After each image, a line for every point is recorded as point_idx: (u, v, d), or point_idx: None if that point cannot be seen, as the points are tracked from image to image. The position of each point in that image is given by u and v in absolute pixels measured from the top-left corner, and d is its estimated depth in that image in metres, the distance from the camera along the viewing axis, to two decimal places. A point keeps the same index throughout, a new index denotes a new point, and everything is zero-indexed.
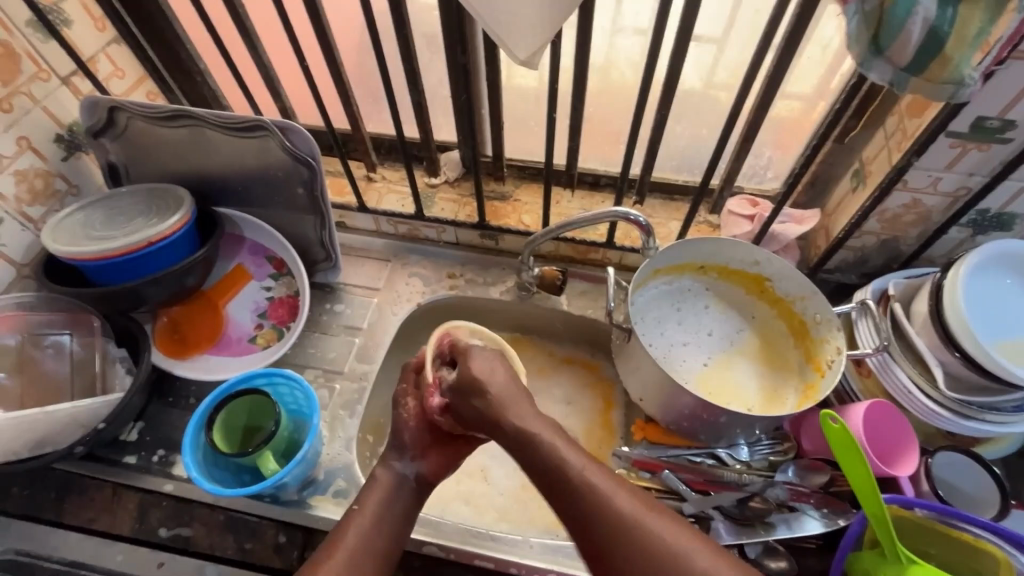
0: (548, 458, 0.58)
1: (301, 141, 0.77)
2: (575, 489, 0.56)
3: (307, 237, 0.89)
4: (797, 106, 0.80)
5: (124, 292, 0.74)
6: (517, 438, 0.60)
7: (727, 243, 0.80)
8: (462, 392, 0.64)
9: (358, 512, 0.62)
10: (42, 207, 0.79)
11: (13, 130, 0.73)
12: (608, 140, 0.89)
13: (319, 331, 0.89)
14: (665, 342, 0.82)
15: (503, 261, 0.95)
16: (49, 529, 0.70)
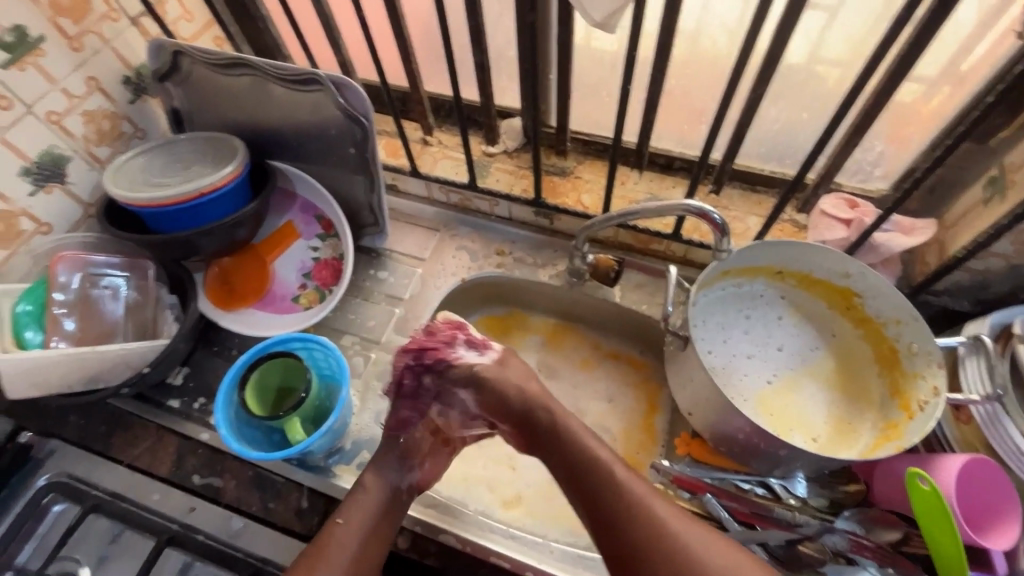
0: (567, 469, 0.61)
1: (356, 99, 0.73)
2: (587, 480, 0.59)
3: (356, 198, 0.87)
4: (920, 92, 0.66)
5: (176, 241, 0.75)
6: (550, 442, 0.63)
7: (815, 249, 0.70)
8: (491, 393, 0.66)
9: (335, 538, 0.60)
10: (108, 148, 0.80)
11: (82, 70, 0.74)
12: (688, 119, 0.79)
13: (360, 297, 0.87)
14: (728, 351, 0.73)
15: (556, 242, 0.89)
16: (99, 459, 0.74)
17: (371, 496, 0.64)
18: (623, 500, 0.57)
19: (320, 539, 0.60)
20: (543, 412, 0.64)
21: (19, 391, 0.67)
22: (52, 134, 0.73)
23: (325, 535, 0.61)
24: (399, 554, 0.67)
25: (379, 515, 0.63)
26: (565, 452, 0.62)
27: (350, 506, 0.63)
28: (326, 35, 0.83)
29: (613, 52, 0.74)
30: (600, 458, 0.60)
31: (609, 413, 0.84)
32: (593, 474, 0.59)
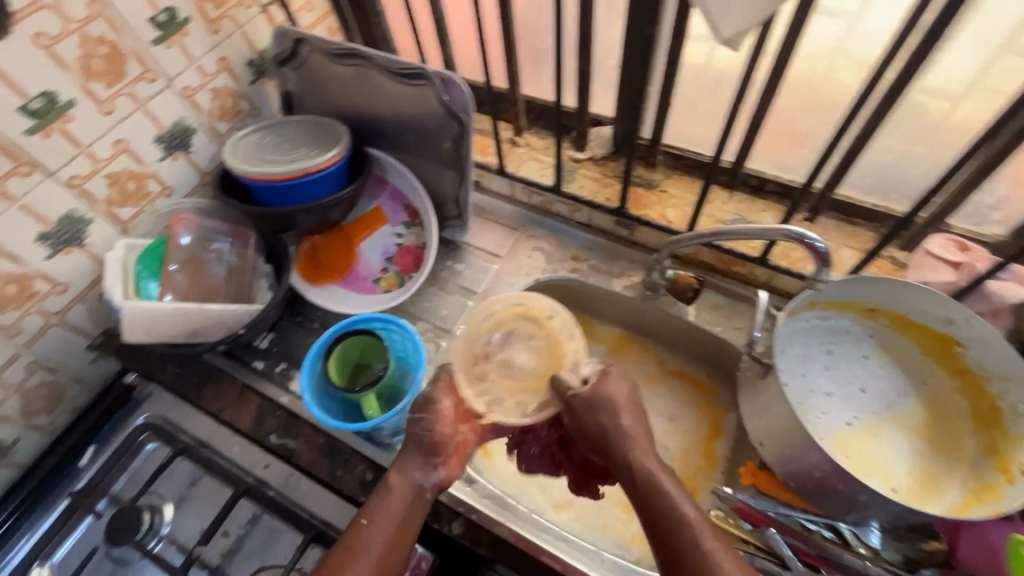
0: (650, 515, 0.57)
1: (459, 96, 0.77)
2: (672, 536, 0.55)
3: (444, 190, 0.90)
4: None
5: (279, 215, 0.80)
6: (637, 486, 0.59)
7: (922, 291, 0.65)
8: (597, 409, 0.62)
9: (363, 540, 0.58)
10: (227, 123, 0.87)
11: (216, 50, 0.80)
12: (787, 143, 0.77)
13: (436, 286, 0.90)
14: (805, 385, 0.71)
15: (634, 254, 0.88)
16: (190, 407, 0.81)
17: (395, 499, 0.61)
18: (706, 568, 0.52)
19: (349, 535, 0.59)
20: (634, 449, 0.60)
21: (132, 335, 0.73)
22: (185, 107, 0.80)
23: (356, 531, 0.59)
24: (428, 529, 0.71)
25: (401, 518, 0.60)
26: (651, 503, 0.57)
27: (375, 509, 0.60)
28: (434, 31, 0.87)
29: (720, 67, 0.73)
30: (685, 518, 0.55)
31: (670, 431, 0.83)
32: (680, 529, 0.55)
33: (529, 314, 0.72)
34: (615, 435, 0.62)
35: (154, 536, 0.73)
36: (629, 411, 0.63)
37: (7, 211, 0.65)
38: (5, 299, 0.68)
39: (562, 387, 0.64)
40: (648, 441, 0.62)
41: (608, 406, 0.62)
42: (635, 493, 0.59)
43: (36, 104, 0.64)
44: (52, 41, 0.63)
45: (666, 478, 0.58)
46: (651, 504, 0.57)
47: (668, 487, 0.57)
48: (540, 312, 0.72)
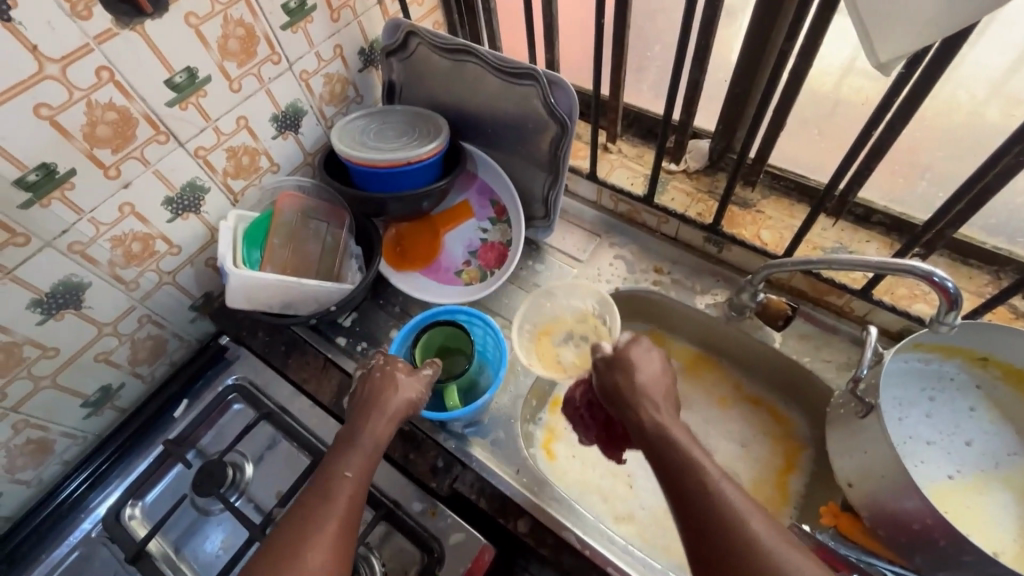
0: (664, 460, 0.55)
1: (564, 98, 0.77)
2: (680, 474, 0.52)
3: (533, 190, 0.91)
4: None
5: (376, 200, 0.83)
6: (650, 439, 0.57)
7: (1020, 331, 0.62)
8: (624, 375, 0.62)
9: (336, 486, 0.58)
10: (334, 108, 0.91)
11: (334, 38, 0.84)
12: (905, 174, 0.73)
13: (516, 284, 0.91)
14: (902, 431, 0.68)
15: (720, 271, 0.86)
16: (274, 372, 0.85)
17: (364, 443, 0.62)
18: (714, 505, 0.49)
19: (322, 478, 0.59)
20: (650, 400, 0.60)
21: (234, 301, 0.78)
22: (300, 90, 0.83)
23: (327, 475, 0.59)
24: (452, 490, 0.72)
25: (371, 458, 0.61)
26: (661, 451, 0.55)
27: (343, 456, 0.61)
28: (542, 32, 0.87)
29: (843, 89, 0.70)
30: (697, 461, 0.52)
31: (742, 458, 0.81)
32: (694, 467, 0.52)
33: (584, 318, 0.83)
34: (630, 393, 0.61)
35: (235, 491, 0.77)
36: (649, 372, 0.62)
37: (142, 174, 0.70)
38: (130, 256, 0.74)
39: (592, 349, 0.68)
40: (667, 402, 0.60)
41: (626, 366, 0.63)
42: (649, 449, 0.57)
43: (179, 79, 0.68)
44: (199, 21, 0.67)
45: (677, 430, 0.56)
46: (665, 459, 0.54)
47: (677, 435, 0.56)
48: (591, 314, 0.83)
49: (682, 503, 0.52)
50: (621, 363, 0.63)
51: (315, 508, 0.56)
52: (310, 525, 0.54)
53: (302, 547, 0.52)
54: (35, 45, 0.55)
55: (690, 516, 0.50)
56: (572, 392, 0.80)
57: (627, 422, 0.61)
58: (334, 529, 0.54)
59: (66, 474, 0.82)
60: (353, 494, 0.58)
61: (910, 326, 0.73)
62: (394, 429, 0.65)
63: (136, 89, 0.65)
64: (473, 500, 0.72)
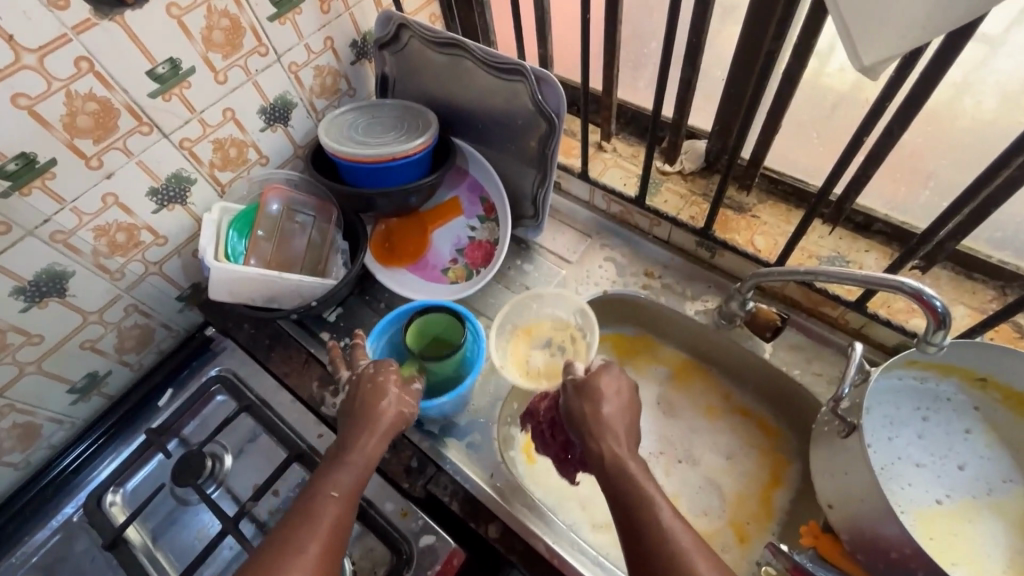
0: (619, 494, 0.55)
1: (552, 95, 0.75)
2: (632, 509, 0.53)
3: (523, 188, 0.89)
4: None
5: (361, 196, 0.82)
6: (608, 473, 0.57)
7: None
8: (592, 402, 0.61)
9: (322, 503, 0.57)
10: (325, 101, 0.90)
11: (324, 30, 0.83)
12: (907, 181, 0.69)
13: (503, 283, 0.90)
14: (891, 450, 0.65)
15: (712, 277, 0.84)
16: (258, 365, 0.85)
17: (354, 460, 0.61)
18: (659, 539, 0.50)
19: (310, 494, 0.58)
20: (613, 430, 0.59)
21: (217, 294, 0.78)
22: (289, 82, 0.83)
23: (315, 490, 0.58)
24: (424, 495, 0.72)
25: (360, 476, 0.60)
26: (617, 485, 0.55)
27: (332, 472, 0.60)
28: (536, 26, 0.85)
29: (842, 90, 0.67)
30: (648, 495, 0.53)
31: (725, 470, 0.79)
32: (643, 500, 0.53)
33: (563, 327, 0.83)
34: (593, 422, 0.60)
35: (213, 482, 0.77)
36: (617, 400, 0.61)
37: (126, 165, 0.70)
38: (114, 246, 0.74)
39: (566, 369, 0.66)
40: (630, 432, 0.60)
41: (593, 394, 0.61)
42: (604, 480, 0.57)
43: (162, 70, 0.68)
44: (182, 12, 0.66)
45: (634, 462, 0.56)
46: (621, 494, 0.54)
47: (633, 467, 0.56)
48: (571, 325, 0.82)
49: (629, 537, 0.52)
50: (590, 389, 0.62)
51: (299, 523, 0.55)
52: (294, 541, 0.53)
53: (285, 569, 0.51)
54: (12, 35, 0.55)
55: (636, 550, 0.51)
56: (538, 405, 0.73)
57: (586, 450, 0.60)
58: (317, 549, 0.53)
59: (54, 458, 0.83)
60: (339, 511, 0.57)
61: (907, 342, 0.70)
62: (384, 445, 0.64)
63: (118, 81, 0.65)
64: (445, 503, 0.71)
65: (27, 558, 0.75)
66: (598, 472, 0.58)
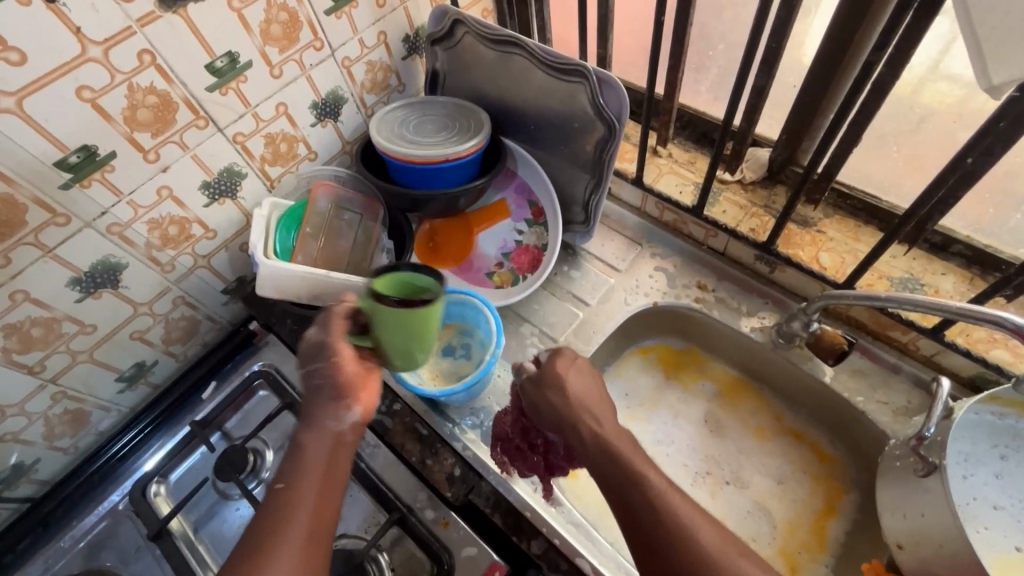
0: (610, 479, 0.54)
1: (613, 98, 0.73)
2: (628, 487, 0.52)
3: (574, 193, 0.86)
4: None
5: (410, 196, 0.81)
6: (589, 456, 0.56)
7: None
8: (561, 388, 0.61)
9: (284, 501, 0.52)
10: (374, 97, 0.89)
11: (378, 25, 0.81)
12: (997, 204, 0.65)
13: (549, 290, 0.87)
14: (967, 491, 0.61)
15: (770, 293, 0.80)
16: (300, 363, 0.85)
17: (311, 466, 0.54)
18: (664, 518, 0.49)
19: (265, 517, 0.51)
20: (588, 412, 0.59)
21: (265, 291, 0.76)
22: (341, 77, 0.81)
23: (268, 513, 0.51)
24: (461, 506, 0.71)
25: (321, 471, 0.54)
26: (603, 469, 0.55)
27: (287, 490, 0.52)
28: (597, 25, 0.82)
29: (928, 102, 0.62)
30: (643, 472, 0.52)
31: (776, 495, 0.75)
32: (642, 482, 0.51)
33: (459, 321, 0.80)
34: (564, 407, 0.60)
35: (254, 478, 0.77)
36: (579, 380, 0.61)
37: (181, 159, 0.70)
38: (167, 239, 0.74)
39: (518, 369, 0.66)
40: (605, 407, 0.60)
41: (556, 381, 0.61)
42: (590, 459, 0.57)
43: (220, 63, 0.67)
44: (242, 5, 0.65)
45: (619, 440, 0.56)
46: (612, 476, 0.53)
47: (620, 446, 0.55)
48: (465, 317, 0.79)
49: (629, 525, 0.51)
50: (551, 379, 0.62)
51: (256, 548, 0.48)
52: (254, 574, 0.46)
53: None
54: (79, 27, 0.55)
55: (639, 540, 0.50)
56: (504, 425, 0.72)
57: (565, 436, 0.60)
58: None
59: (100, 444, 0.84)
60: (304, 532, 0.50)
61: (985, 374, 0.66)
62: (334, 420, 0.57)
63: (178, 74, 0.64)
64: (487, 515, 0.70)
65: (75, 542, 0.76)
66: (584, 457, 0.57)
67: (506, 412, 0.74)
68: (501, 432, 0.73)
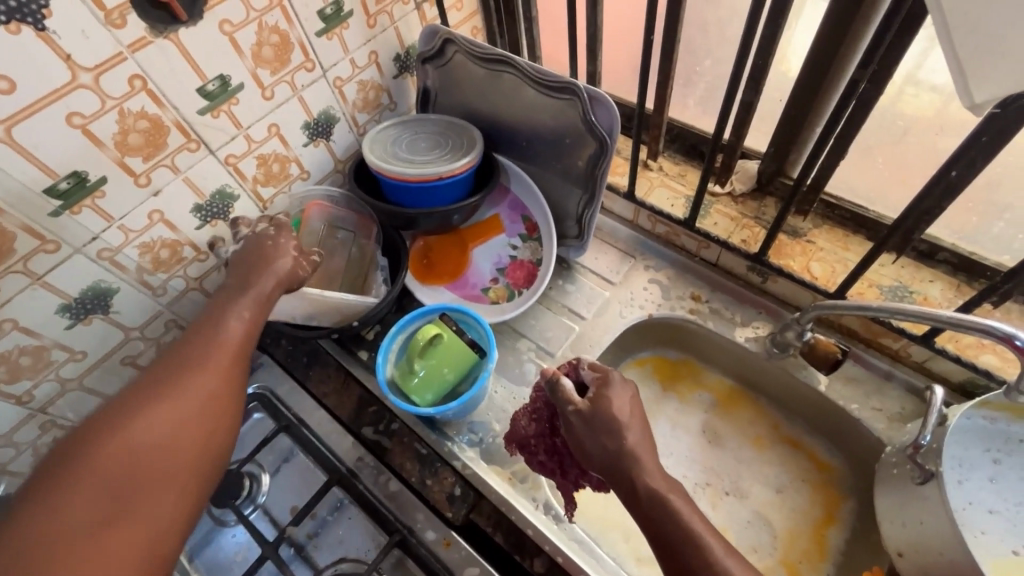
0: (666, 537, 0.51)
1: (605, 115, 0.73)
2: (686, 548, 0.50)
3: (566, 208, 0.87)
4: None
5: (405, 214, 0.81)
6: (642, 511, 0.54)
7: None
8: (613, 428, 0.58)
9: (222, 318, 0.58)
10: (366, 115, 0.89)
11: (369, 45, 0.82)
12: (980, 212, 0.66)
13: (544, 304, 0.88)
14: (964, 496, 0.61)
15: (763, 302, 0.81)
16: (294, 385, 0.82)
17: (211, 362, 0.54)
18: None
19: (201, 327, 0.57)
20: (643, 460, 0.56)
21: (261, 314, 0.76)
22: (333, 96, 0.81)
23: (165, 380, 0.51)
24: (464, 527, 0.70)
25: (261, 308, 0.61)
26: (658, 526, 0.52)
27: (192, 363, 0.53)
28: (586, 42, 0.83)
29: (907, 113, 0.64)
30: (701, 535, 0.50)
31: (776, 505, 0.76)
32: (700, 544, 0.49)
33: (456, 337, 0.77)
34: (618, 455, 0.57)
35: (250, 503, 0.75)
36: (636, 425, 0.58)
37: (172, 182, 0.69)
38: (158, 262, 0.73)
39: (562, 397, 0.63)
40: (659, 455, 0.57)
41: (615, 420, 0.58)
42: (641, 514, 0.54)
43: (212, 86, 0.67)
44: (234, 28, 0.65)
45: (676, 496, 0.53)
46: (672, 540, 0.51)
47: (678, 503, 0.52)
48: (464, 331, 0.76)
49: None
50: (608, 419, 0.59)
51: (149, 399, 0.49)
52: (133, 441, 0.46)
53: (128, 490, 0.44)
54: (69, 53, 0.54)
55: None
56: (524, 428, 0.73)
57: (615, 485, 0.57)
58: (176, 437, 0.48)
59: None
60: (198, 411, 0.50)
61: (975, 379, 0.67)
62: (286, 289, 0.65)
63: (169, 98, 0.64)
64: (489, 534, 0.69)
65: None
66: (635, 512, 0.55)
67: (526, 415, 0.74)
68: (518, 433, 0.74)
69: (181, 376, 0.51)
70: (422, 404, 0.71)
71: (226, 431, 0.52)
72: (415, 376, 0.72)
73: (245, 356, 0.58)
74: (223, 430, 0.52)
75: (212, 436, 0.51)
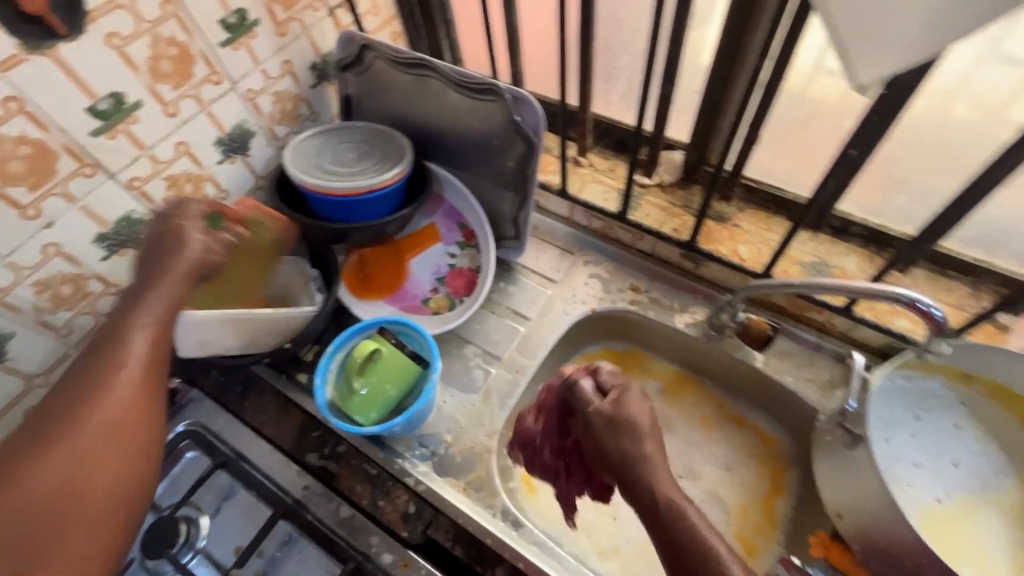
0: (685, 555, 0.49)
1: (530, 114, 0.73)
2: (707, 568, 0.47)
3: (501, 210, 0.87)
4: None
5: (335, 230, 0.78)
6: (660, 526, 0.51)
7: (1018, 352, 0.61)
8: (628, 432, 0.56)
9: (130, 332, 0.55)
10: (286, 127, 0.85)
11: (281, 54, 0.78)
12: (883, 186, 0.70)
13: (487, 308, 0.87)
14: (890, 454, 0.65)
15: (698, 288, 0.83)
16: (230, 418, 0.77)
17: (120, 378, 0.52)
18: None
19: (106, 341, 0.54)
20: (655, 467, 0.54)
21: (187, 350, 0.71)
22: (246, 110, 0.77)
23: (73, 402, 0.50)
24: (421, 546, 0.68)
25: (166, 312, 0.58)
26: (674, 543, 0.49)
27: (94, 383, 0.51)
28: (506, 42, 0.83)
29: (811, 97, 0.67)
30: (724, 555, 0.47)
31: (726, 483, 0.78)
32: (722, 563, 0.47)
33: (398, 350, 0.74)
34: (633, 462, 0.55)
35: (189, 549, 0.69)
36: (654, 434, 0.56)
37: (67, 211, 0.63)
38: (59, 300, 0.67)
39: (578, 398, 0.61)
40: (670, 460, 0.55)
41: (632, 428, 0.56)
42: (657, 530, 0.51)
43: (104, 105, 0.62)
44: (123, 42, 0.60)
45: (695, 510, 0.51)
46: (692, 560, 0.48)
47: (697, 519, 0.50)
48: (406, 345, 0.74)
49: None
50: (623, 423, 0.57)
51: (55, 437, 0.48)
52: (41, 479, 0.46)
53: (55, 525, 0.45)
54: None
55: None
56: (530, 435, 0.69)
57: (624, 494, 0.55)
58: (90, 472, 0.47)
59: None
60: (112, 440, 0.49)
61: (893, 344, 0.72)
62: (193, 285, 0.61)
63: (54, 121, 0.58)
64: (449, 547, 0.67)
65: None
66: (648, 526, 0.52)
67: (534, 417, 0.69)
68: (523, 437, 0.70)
69: (83, 403, 0.50)
70: (364, 423, 0.68)
71: (151, 440, 0.52)
72: (355, 394, 0.69)
73: (157, 364, 0.55)
74: (149, 452, 0.52)
75: (134, 462, 0.50)
